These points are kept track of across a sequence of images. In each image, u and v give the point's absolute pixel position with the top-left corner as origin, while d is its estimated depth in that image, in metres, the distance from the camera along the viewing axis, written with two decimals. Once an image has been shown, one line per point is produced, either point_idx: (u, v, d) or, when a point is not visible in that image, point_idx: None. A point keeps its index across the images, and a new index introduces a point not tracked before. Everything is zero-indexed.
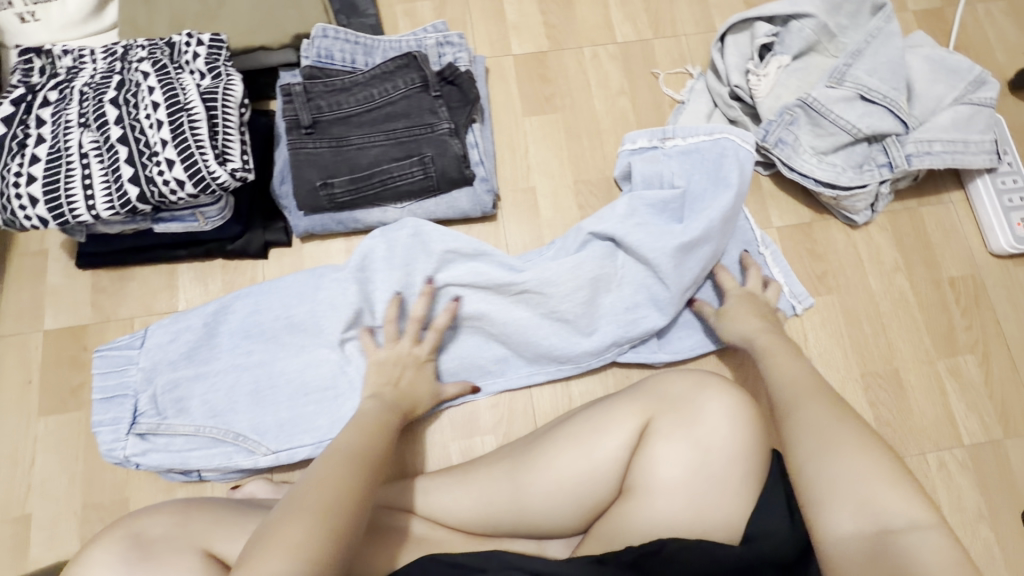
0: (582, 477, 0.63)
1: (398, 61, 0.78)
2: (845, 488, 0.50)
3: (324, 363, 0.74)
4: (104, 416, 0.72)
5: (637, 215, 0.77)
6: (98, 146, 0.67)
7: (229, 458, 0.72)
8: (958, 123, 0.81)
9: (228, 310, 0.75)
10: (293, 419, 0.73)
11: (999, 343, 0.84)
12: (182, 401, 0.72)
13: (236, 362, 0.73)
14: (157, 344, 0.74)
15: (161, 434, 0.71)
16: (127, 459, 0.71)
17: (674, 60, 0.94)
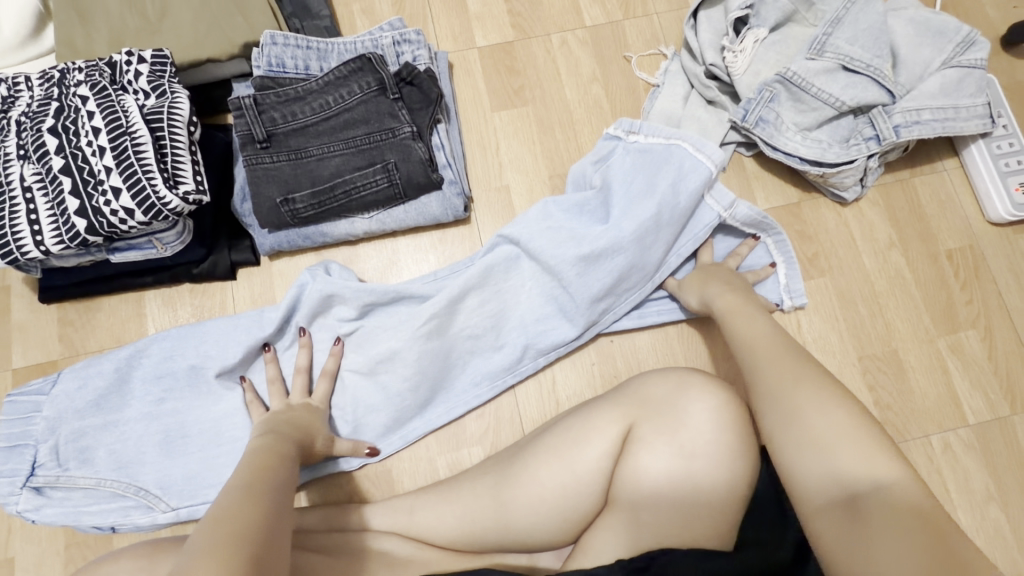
0: (567, 490, 0.61)
1: (352, 64, 0.74)
2: (807, 447, 0.49)
3: (238, 413, 0.71)
4: (2, 468, 0.67)
5: (544, 219, 0.76)
6: (41, 178, 0.64)
7: (127, 513, 0.69)
8: (947, 88, 0.77)
9: (143, 354, 0.72)
10: (201, 472, 0.70)
11: (1001, 315, 0.80)
12: (87, 451, 0.69)
13: (146, 411, 0.71)
14: (65, 392, 0.70)
15: (60, 487, 0.68)
16: (21, 514, 0.67)
17: (648, 41, 0.90)
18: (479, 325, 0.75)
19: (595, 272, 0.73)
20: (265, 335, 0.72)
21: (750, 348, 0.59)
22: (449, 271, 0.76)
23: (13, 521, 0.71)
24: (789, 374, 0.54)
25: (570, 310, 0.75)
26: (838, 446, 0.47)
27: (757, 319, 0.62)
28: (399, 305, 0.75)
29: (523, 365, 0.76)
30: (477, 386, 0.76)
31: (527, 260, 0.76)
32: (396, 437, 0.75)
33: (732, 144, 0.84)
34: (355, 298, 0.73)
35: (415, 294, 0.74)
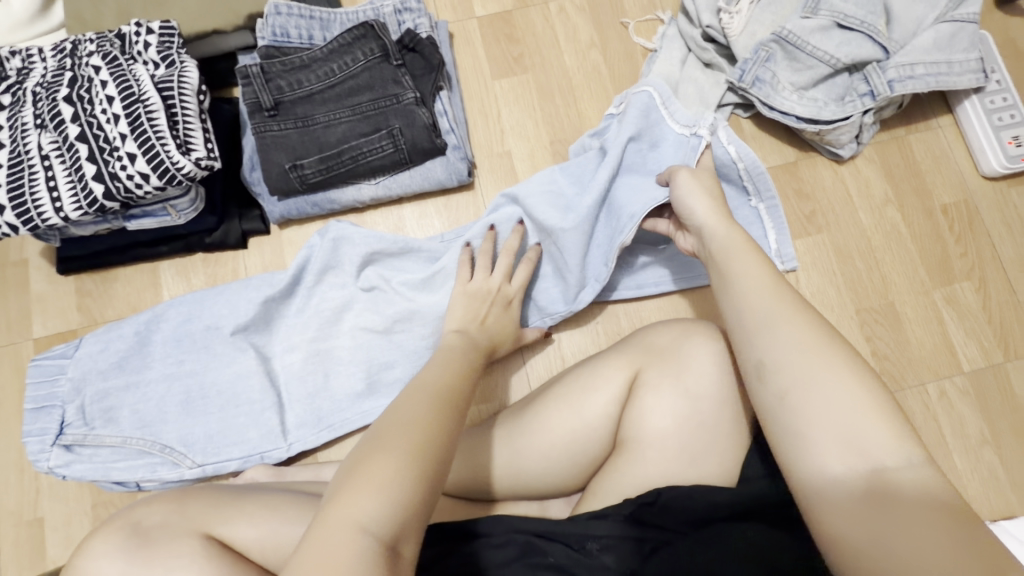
0: (577, 435, 0.64)
1: (355, 32, 0.76)
2: (827, 425, 0.44)
3: (253, 376, 0.74)
4: (33, 427, 0.70)
5: (549, 181, 0.78)
6: (59, 147, 0.66)
7: (154, 470, 0.71)
8: (941, 44, 0.78)
9: (161, 318, 0.75)
10: (221, 431, 0.73)
11: (995, 267, 0.82)
12: (112, 411, 0.72)
13: (167, 371, 0.73)
14: (88, 354, 0.73)
15: (88, 445, 0.71)
16: (52, 470, 0.70)
17: (644, 6, 0.91)
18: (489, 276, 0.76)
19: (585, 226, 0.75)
20: (277, 296, 0.75)
21: (750, 304, 0.51)
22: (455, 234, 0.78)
23: (41, 482, 0.74)
24: (805, 338, 0.47)
25: (563, 270, 0.77)
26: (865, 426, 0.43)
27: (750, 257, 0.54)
28: (403, 267, 0.77)
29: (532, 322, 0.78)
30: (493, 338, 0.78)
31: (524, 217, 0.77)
32: None
33: (729, 106, 0.85)
34: (361, 255, 0.76)
35: (424, 256, 0.77)
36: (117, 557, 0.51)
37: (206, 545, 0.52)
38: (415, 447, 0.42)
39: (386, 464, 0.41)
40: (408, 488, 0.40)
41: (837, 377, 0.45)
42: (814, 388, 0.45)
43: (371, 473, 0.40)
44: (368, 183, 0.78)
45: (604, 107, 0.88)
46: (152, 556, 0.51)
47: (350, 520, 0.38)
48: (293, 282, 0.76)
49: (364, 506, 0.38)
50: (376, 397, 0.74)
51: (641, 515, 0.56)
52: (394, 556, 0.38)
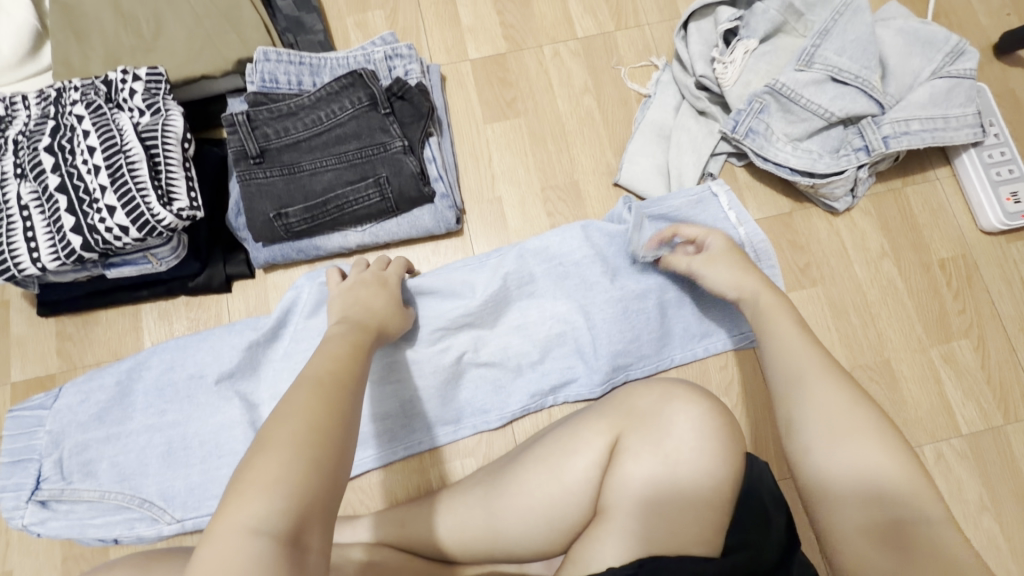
0: (556, 500, 0.63)
1: (343, 80, 0.75)
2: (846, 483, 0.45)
3: (236, 426, 0.72)
4: (8, 482, 0.69)
5: (595, 255, 0.77)
6: (38, 197, 0.65)
7: (132, 526, 0.70)
8: (937, 98, 0.77)
9: (142, 366, 0.73)
10: (203, 483, 0.71)
11: (994, 324, 0.80)
12: (91, 464, 0.70)
13: (148, 423, 0.71)
14: (67, 406, 0.71)
15: (65, 501, 0.69)
16: (26, 528, 0.68)
17: (639, 53, 0.90)
18: (504, 339, 0.77)
19: (607, 312, 0.76)
20: (260, 338, 0.73)
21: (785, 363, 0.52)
22: (469, 272, 0.78)
23: (12, 534, 0.73)
24: (838, 403, 0.48)
25: (586, 347, 0.76)
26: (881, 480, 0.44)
27: (789, 322, 0.55)
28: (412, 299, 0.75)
29: (534, 403, 0.77)
30: (484, 414, 0.77)
31: (547, 284, 0.77)
32: (398, 448, 0.76)
33: (723, 154, 0.84)
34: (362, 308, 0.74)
35: (425, 293, 0.76)
36: None
37: None
38: (312, 443, 0.39)
39: (278, 458, 0.38)
40: (293, 479, 0.37)
41: (854, 433, 0.46)
42: (834, 441, 0.47)
43: (258, 473, 0.37)
44: (353, 232, 0.77)
45: (596, 153, 0.87)
46: None
47: (238, 524, 0.35)
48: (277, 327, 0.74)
49: (256, 505, 0.36)
50: (365, 450, 0.75)
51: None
52: (297, 547, 0.35)
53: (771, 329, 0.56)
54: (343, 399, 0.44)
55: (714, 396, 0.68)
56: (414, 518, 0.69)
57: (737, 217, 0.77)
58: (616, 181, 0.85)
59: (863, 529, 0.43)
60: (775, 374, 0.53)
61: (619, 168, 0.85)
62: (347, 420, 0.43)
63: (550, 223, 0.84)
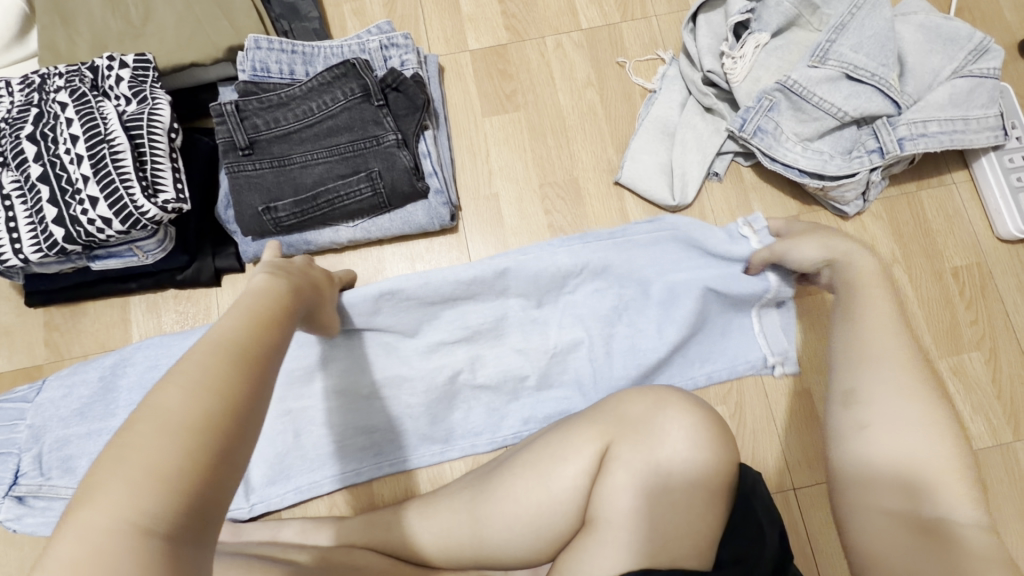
0: (542, 508, 0.62)
1: (336, 70, 0.73)
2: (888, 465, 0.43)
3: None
4: None
5: (602, 289, 0.75)
6: (21, 187, 0.64)
7: None
8: (957, 99, 0.73)
9: (128, 362, 0.72)
10: None
11: (1007, 336, 0.77)
12: (71, 460, 0.69)
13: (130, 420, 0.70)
14: (50, 400, 0.71)
15: (43, 497, 0.68)
16: (2, 522, 0.67)
17: (645, 45, 0.87)
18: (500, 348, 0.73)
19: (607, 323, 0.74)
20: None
21: (863, 338, 0.50)
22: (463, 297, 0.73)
23: None
24: (902, 388, 0.46)
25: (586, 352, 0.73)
26: (932, 476, 0.42)
27: (881, 294, 0.53)
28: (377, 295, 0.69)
29: (530, 424, 0.75)
30: (474, 417, 0.75)
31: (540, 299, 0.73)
32: (386, 449, 0.75)
33: (729, 153, 0.81)
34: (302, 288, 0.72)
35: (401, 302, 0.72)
36: None
37: None
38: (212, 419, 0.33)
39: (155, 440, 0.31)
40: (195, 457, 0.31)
41: (917, 420, 0.44)
42: (898, 432, 0.44)
43: (142, 455, 0.30)
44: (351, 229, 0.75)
45: (597, 150, 0.84)
46: None
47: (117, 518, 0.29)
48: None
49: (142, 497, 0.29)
50: (353, 451, 0.74)
51: None
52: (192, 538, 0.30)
53: (863, 300, 0.53)
54: (254, 374, 0.37)
55: (709, 405, 0.65)
56: (400, 523, 0.68)
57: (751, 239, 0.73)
58: (617, 179, 0.82)
59: (899, 517, 0.41)
60: (845, 351, 0.51)
61: (621, 165, 0.82)
62: (248, 398, 0.36)
63: (548, 222, 0.82)
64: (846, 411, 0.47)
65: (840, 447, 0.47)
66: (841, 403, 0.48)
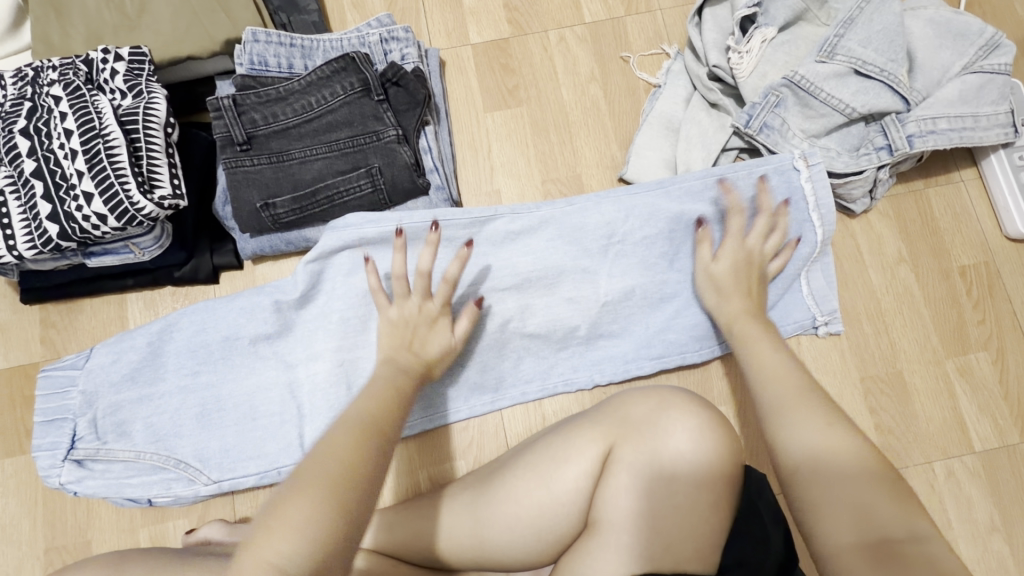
0: (544, 509, 0.61)
1: (334, 64, 0.71)
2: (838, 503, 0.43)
3: (273, 388, 0.70)
4: (44, 441, 0.67)
5: (653, 233, 0.73)
6: (14, 182, 0.63)
7: (169, 486, 0.68)
8: (967, 96, 0.72)
9: (173, 327, 0.70)
10: (239, 446, 0.69)
11: (1014, 336, 0.76)
12: (124, 425, 0.68)
13: (181, 384, 0.69)
14: (100, 365, 0.69)
15: (100, 460, 0.67)
16: (63, 486, 0.67)
17: (649, 40, 0.85)
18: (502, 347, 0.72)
19: (610, 320, 0.73)
20: (287, 303, 0.69)
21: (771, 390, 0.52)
22: (513, 242, 0.72)
23: None
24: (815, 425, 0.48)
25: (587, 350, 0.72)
26: (872, 498, 0.42)
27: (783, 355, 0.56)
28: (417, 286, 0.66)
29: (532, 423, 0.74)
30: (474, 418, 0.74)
31: (542, 297, 0.72)
32: None
33: (735, 150, 0.80)
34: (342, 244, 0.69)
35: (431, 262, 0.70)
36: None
37: None
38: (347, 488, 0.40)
39: (305, 505, 0.39)
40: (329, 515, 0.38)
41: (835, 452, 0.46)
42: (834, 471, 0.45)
43: (291, 511, 0.38)
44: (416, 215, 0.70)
45: (601, 146, 0.82)
46: None
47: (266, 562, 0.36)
48: (318, 281, 0.70)
49: (284, 544, 0.37)
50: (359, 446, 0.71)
51: None
52: None
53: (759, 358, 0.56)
54: (380, 452, 0.44)
55: (713, 406, 0.65)
56: (401, 524, 0.67)
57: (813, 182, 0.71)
58: (620, 176, 0.81)
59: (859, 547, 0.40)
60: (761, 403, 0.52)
61: (625, 162, 0.81)
62: (372, 473, 0.42)
63: None
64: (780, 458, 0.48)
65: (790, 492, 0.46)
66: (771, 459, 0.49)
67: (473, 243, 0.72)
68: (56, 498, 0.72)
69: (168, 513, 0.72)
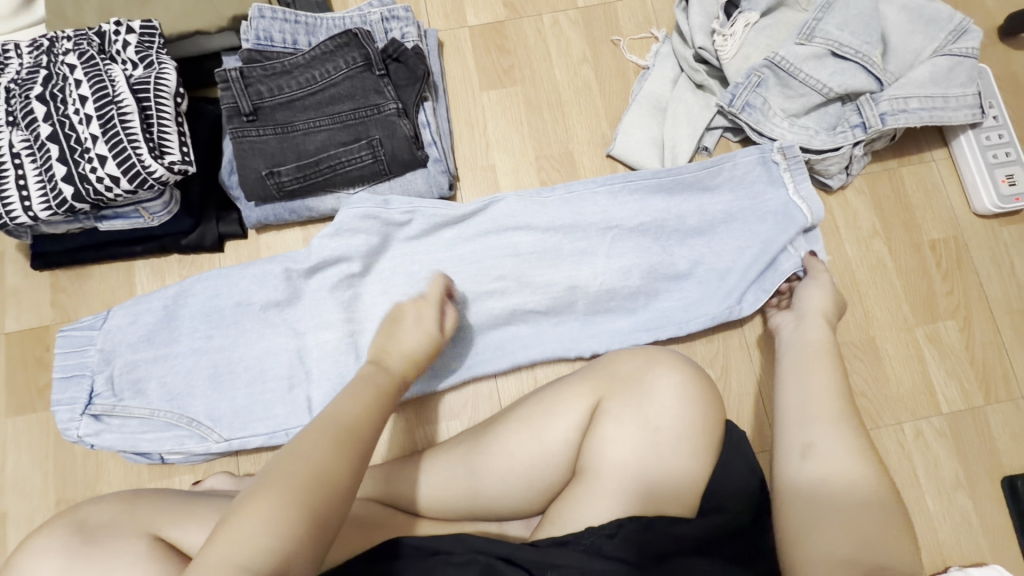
0: (535, 459, 0.65)
1: (338, 39, 0.75)
2: (849, 521, 0.48)
3: (282, 352, 0.73)
4: (62, 396, 0.70)
5: (648, 222, 0.77)
6: (30, 145, 0.65)
7: (182, 443, 0.71)
8: (937, 77, 0.76)
9: (188, 293, 0.73)
10: (250, 406, 0.72)
11: (980, 306, 0.81)
12: (140, 382, 0.71)
13: (194, 346, 0.72)
14: (118, 326, 0.72)
15: (116, 416, 0.70)
16: (81, 440, 0.69)
17: (639, 24, 0.89)
18: (496, 311, 0.76)
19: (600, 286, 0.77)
20: (298, 271, 0.73)
21: (817, 395, 0.57)
22: (513, 224, 0.77)
23: (8, 478, 0.75)
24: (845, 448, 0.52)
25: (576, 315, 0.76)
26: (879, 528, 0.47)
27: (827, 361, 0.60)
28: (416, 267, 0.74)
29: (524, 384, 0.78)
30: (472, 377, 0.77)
31: (534, 265, 0.76)
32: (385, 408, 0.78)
33: (719, 129, 0.84)
34: (358, 216, 0.74)
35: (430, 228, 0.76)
36: (59, 557, 0.50)
37: (154, 547, 0.51)
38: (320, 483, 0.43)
39: (274, 500, 0.40)
40: (297, 516, 0.40)
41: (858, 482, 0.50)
42: (847, 487, 0.50)
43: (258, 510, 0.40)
44: (429, 205, 0.76)
45: (592, 124, 0.86)
46: (95, 554, 0.50)
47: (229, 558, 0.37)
48: (339, 259, 0.74)
49: (253, 536, 0.39)
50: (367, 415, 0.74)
51: (647, 534, 0.55)
52: None
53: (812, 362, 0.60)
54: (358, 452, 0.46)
55: (696, 364, 0.69)
56: (397, 478, 0.70)
57: (791, 176, 0.76)
58: (609, 152, 0.84)
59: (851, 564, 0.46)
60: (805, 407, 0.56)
61: (613, 138, 0.85)
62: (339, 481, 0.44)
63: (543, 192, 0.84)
64: (805, 462, 0.53)
65: (796, 492, 0.52)
66: (799, 456, 0.53)
67: (481, 221, 0.77)
68: (66, 453, 0.75)
69: (174, 469, 0.75)
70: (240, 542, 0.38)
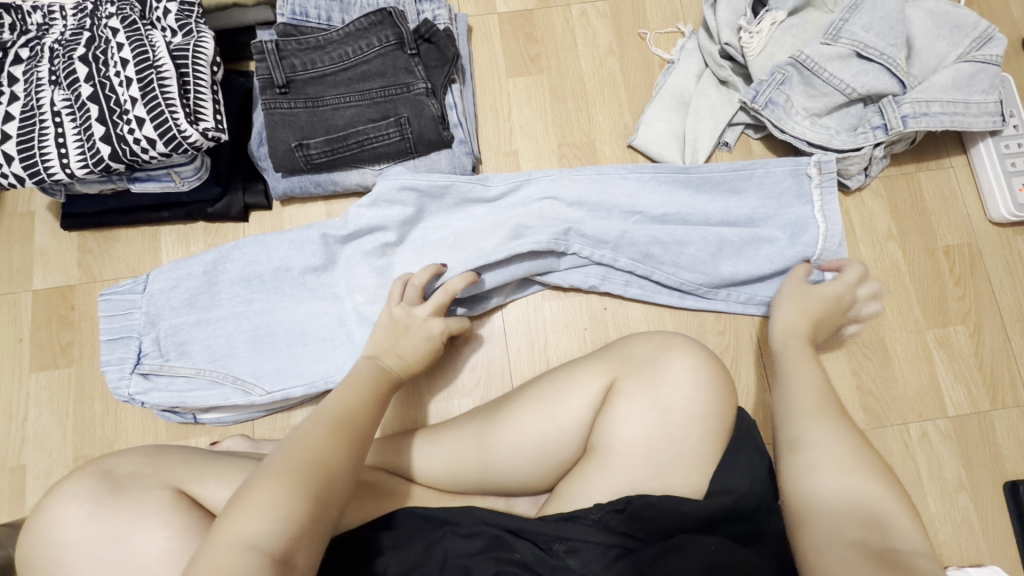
0: (548, 434, 0.66)
1: (372, 17, 0.76)
2: (845, 504, 0.49)
3: (323, 316, 0.75)
4: (111, 356, 0.73)
5: (671, 211, 0.78)
6: (70, 104, 0.67)
7: (226, 398, 0.73)
8: (959, 83, 0.77)
9: (227, 259, 0.75)
10: (291, 364, 0.74)
11: (991, 313, 0.81)
12: (185, 345, 0.73)
13: (236, 309, 0.74)
14: (159, 291, 0.74)
15: (163, 374, 0.72)
16: (132, 398, 0.72)
17: (666, 19, 0.90)
18: None
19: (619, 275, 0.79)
20: (334, 237, 0.75)
21: (800, 395, 0.58)
22: (545, 207, 0.77)
23: (28, 433, 0.76)
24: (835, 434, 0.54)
25: None
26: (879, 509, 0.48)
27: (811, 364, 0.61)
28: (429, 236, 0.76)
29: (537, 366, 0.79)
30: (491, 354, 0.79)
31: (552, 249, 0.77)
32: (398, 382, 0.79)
33: (740, 125, 0.85)
34: (396, 188, 0.74)
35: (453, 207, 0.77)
36: (86, 505, 0.50)
37: (176, 499, 0.51)
38: (317, 473, 0.45)
39: (277, 484, 0.43)
40: (302, 499, 0.43)
41: (852, 464, 0.51)
42: (841, 467, 0.51)
43: (257, 495, 0.43)
44: (465, 181, 0.77)
45: (615, 114, 0.87)
46: (121, 505, 0.50)
47: (236, 538, 0.40)
48: (375, 229, 0.75)
49: (252, 523, 0.41)
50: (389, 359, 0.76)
51: (643, 512, 0.56)
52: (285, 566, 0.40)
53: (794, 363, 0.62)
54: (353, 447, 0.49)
55: (710, 352, 0.70)
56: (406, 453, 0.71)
57: (821, 191, 0.76)
58: (632, 143, 0.85)
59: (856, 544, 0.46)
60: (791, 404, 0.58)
61: (635, 130, 0.86)
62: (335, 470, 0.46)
63: None
64: (796, 454, 0.54)
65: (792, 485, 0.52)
66: (789, 451, 0.54)
67: (507, 202, 0.78)
68: (86, 410, 0.77)
69: (190, 431, 0.77)
70: (242, 529, 0.41)
